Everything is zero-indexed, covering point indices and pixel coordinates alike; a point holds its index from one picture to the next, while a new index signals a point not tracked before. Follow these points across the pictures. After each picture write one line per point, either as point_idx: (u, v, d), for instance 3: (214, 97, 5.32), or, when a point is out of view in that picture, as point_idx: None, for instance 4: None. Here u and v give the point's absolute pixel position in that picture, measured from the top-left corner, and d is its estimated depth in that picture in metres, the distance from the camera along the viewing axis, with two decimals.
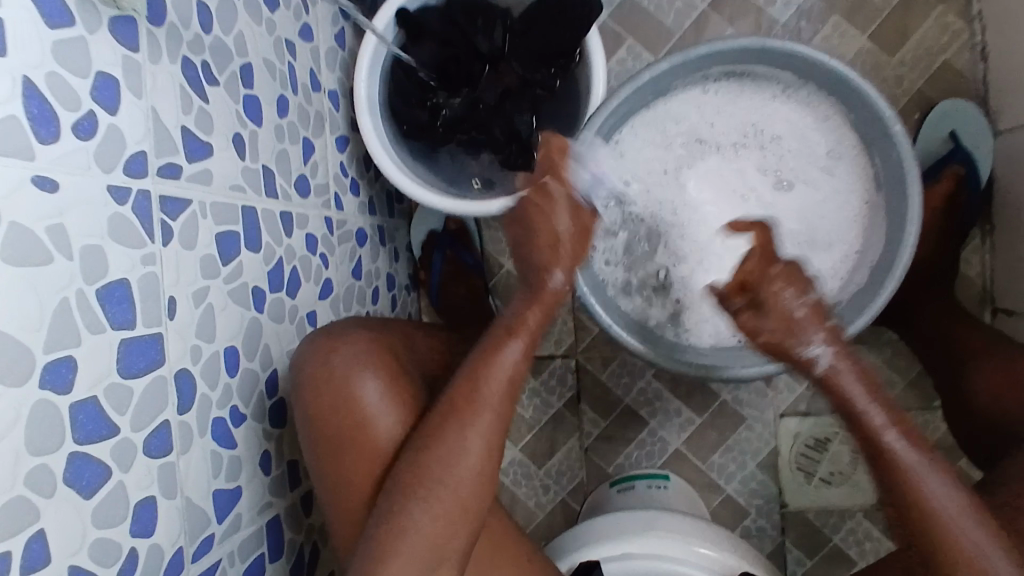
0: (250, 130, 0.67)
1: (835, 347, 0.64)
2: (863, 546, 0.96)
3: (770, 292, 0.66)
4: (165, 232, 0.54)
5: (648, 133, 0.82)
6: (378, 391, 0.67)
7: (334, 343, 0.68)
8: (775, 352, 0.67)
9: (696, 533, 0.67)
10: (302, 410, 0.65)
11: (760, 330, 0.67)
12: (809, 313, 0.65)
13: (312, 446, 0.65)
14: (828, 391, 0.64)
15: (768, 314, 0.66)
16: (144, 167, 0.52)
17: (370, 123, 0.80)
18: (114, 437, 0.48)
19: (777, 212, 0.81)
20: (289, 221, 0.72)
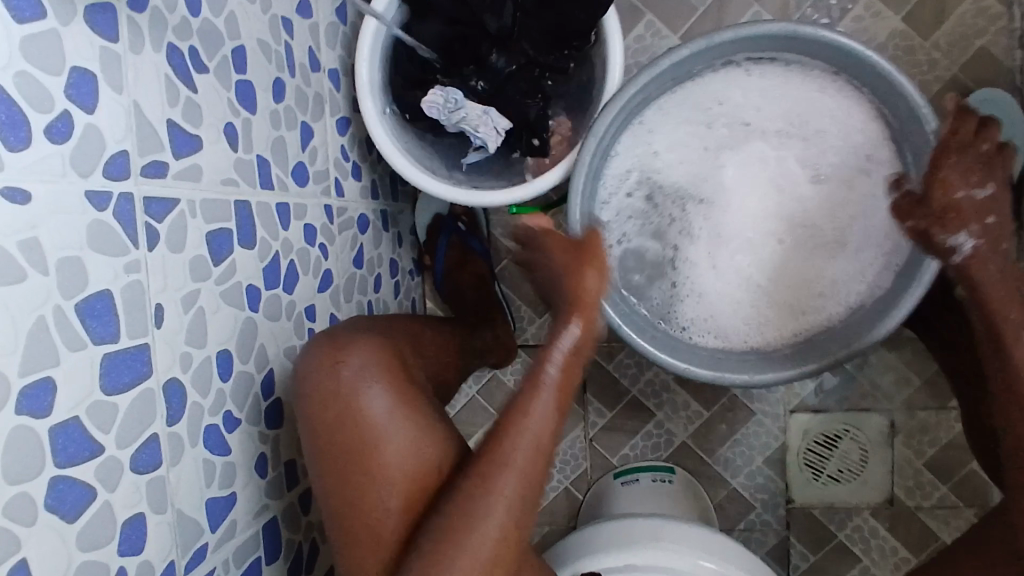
0: (243, 118, 0.63)
1: (981, 239, 0.64)
2: (870, 543, 0.95)
3: (944, 180, 0.64)
4: (150, 236, 0.51)
5: (681, 116, 0.77)
6: (386, 407, 0.64)
7: (339, 352, 0.66)
8: (917, 235, 0.66)
9: (705, 546, 0.66)
10: (306, 426, 0.64)
11: (909, 218, 0.66)
12: (981, 208, 0.64)
13: (315, 464, 0.63)
14: (967, 281, 0.65)
15: (928, 204, 0.64)
16: (126, 167, 0.49)
17: (373, 106, 0.76)
18: (98, 457, 0.46)
19: (810, 204, 0.75)
20: (286, 213, 0.69)
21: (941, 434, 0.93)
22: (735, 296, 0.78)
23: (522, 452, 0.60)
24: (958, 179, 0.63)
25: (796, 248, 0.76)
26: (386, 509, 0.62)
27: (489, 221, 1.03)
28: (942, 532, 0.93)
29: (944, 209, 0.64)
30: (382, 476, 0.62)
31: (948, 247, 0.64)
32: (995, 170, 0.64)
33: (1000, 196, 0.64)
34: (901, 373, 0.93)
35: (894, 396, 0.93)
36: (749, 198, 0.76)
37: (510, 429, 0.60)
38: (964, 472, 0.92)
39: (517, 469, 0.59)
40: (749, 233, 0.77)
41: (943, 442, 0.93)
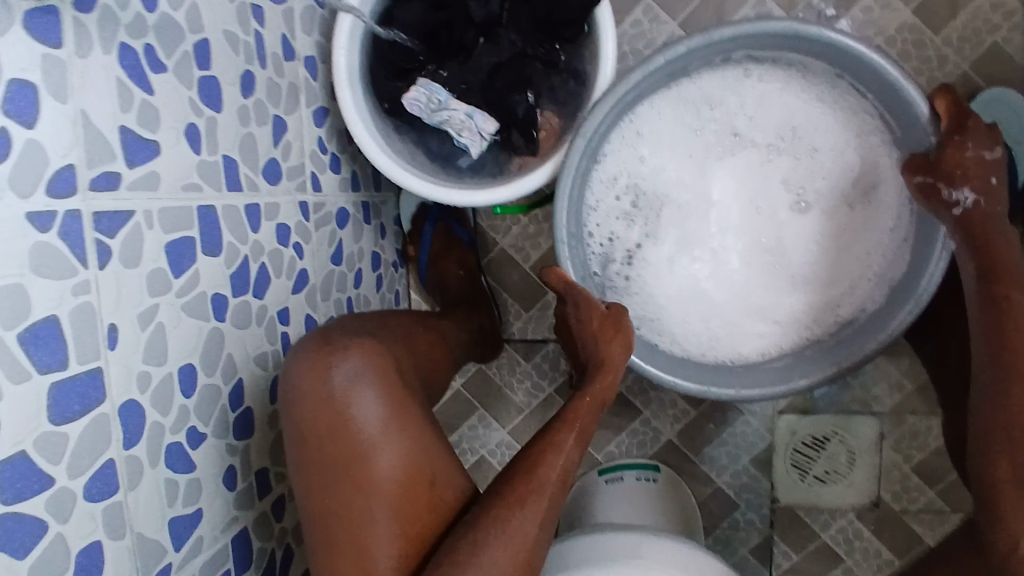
0: (207, 117, 0.59)
1: (982, 200, 0.63)
2: (853, 544, 0.95)
3: (957, 142, 0.63)
4: (101, 253, 0.48)
5: (674, 121, 0.74)
6: (382, 416, 0.63)
7: (329, 356, 0.64)
8: (920, 193, 0.66)
9: (678, 563, 0.66)
10: (294, 430, 0.63)
11: (919, 174, 0.65)
12: (988, 169, 0.63)
13: (305, 472, 0.62)
14: (963, 237, 0.63)
15: (940, 163, 0.64)
16: (73, 183, 0.46)
17: (349, 95, 0.72)
18: (48, 489, 0.44)
19: (785, 233, 0.75)
20: (256, 214, 0.66)
21: (930, 440, 0.91)
22: (711, 312, 0.77)
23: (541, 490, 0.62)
24: (966, 139, 0.63)
25: (770, 275, 0.76)
26: (380, 526, 0.61)
27: (476, 210, 1.01)
28: (926, 536, 0.93)
29: (956, 165, 0.63)
30: (377, 486, 0.62)
31: (952, 202, 0.63)
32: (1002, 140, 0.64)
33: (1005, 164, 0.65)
34: (893, 378, 0.91)
35: (884, 400, 0.92)
36: (731, 214, 0.75)
37: (539, 467, 0.63)
38: (952, 478, 0.91)
39: (542, 507, 0.62)
40: (719, 254, 0.76)
41: (933, 448, 0.91)
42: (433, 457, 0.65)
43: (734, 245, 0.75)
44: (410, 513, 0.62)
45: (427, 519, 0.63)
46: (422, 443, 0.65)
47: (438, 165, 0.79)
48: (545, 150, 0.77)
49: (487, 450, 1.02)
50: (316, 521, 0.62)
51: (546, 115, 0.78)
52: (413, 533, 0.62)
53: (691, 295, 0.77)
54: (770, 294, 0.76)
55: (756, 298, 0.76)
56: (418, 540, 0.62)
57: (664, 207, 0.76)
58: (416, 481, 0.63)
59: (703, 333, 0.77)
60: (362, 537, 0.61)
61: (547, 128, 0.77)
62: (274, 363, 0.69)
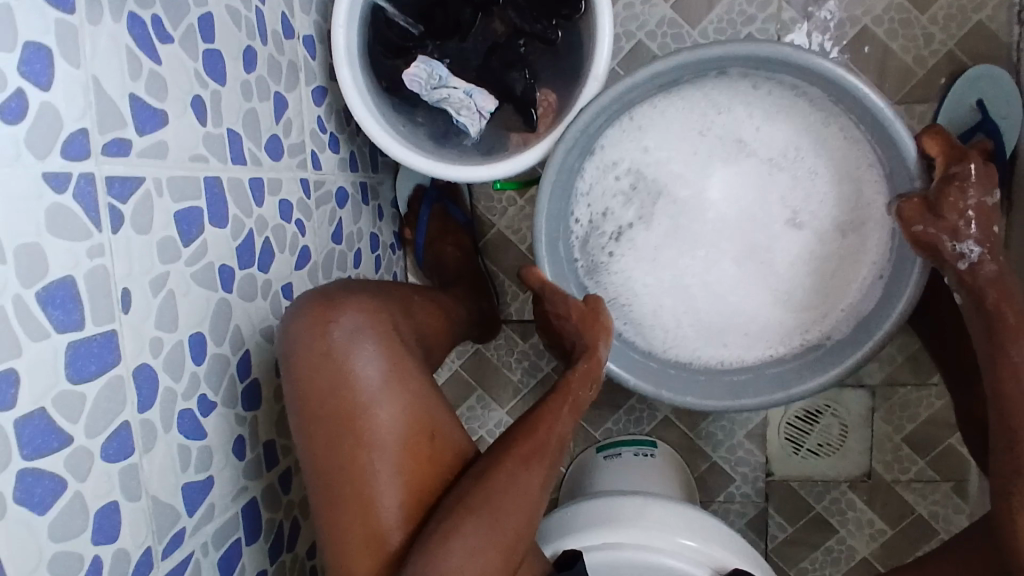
0: (211, 90, 0.60)
1: (985, 251, 0.63)
2: (846, 515, 0.97)
3: (959, 189, 0.63)
4: (114, 218, 0.49)
5: (681, 119, 0.76)
6: (383, 371, 0.65)
7: (329, 313, 0.65)
8: (918, 243, 0.65)
9: (684, 524, 0.67)
10: (294, 385, 0.63)
11: (918, 223, 0.64)
12: (987, 216, 0.63)
13: (305, 424, 0.63)
14: (969, 289, 0.64)
15: (943, 212, 0.63)
16: (86, 148, 0.47)
17: (349, 75, 0.72)
18: (67, 448, 0.45)
19: (778, 246, 0.77)
20: (259, 188, 0.67)
21: (921, 410, 0.94)
22: (684, 308, 0.80)
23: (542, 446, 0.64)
24: (964, 183, 0.63)
25: (763, 280, 0.78)
26: (382, 476, 0.63)
27: (472, 193, 1.02)
28: (917, 505, 0.95)
29: (958, 213, 0.63)
30: (380, 436, 0.63)
31: (957, 253, 0.64)
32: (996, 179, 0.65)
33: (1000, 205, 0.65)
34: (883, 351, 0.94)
35: (875, 373, 0.94)
36: (723, 220, 0.77)
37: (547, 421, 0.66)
38: (942, 447, 0.94)
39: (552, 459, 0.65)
40: (712, 257, 0.78)
41: (923, 419, 0.94)
42: (430, 412, 0.67)
43: (720, 256, 0.78)
44: (411, 465, 0.64)
45: (428, 471, 0.65)
46: (420, 398, 0.67)
47: (436, 143, 0.80)
48: (541, 129, 0.79)
49: (486, 431, 1.04)
50: (316, 475, 0.63)
51: (543, 93, 0.80)
52: (414, 484, 0.64)
53: (680, 288, 0.79)
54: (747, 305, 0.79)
55: (737, 303, 0.79)
56: (418, 492, 0.64)
57: (663, 198, 0.78)
58: (417, 434, 0.65)
59: (668, 330, 0.81)
60: (365, 489, 0.62)
61: (544, 106, 0.79)
62: None
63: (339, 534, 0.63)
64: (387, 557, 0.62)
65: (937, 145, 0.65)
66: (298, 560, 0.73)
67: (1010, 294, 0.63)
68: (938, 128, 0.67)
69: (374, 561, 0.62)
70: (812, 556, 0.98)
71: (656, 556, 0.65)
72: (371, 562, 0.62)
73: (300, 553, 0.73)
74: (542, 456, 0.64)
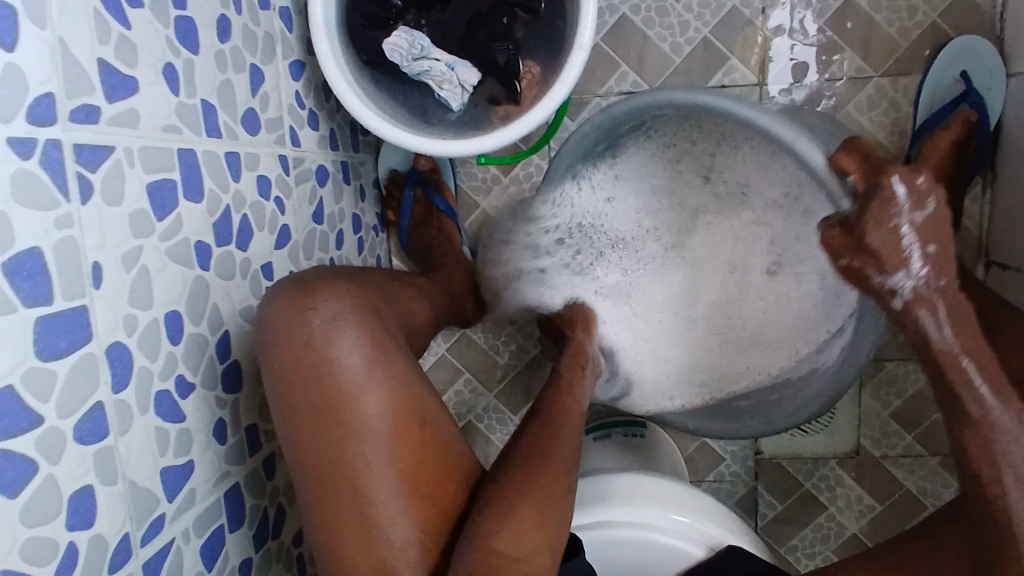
0: (184, 59, 0.58)
1: (920, 283, 0.61)
2: (835, 492, 0.98)
3: (877, 218, 0.61)
4: (84, 188, 0.46)
5: (657, 170, 0.89)
6: (370, 356, 0.63)
7: (304, 298, 0.62)
8: (854, 275, 0.65)
9: (677, 499, 0.67)
10: (278, 378, 0.61)
11: (844, 257, 0.65)
12: (920, 240, 0.60)
13: (296, 415, 0.61)
14: (906, 327, 0.62)
15: (868, 244, 0.62)
16: (53, 112, 0.44)
17: (327, 47, 0.70)
18: (38, 428, 0.42)
19: (750, 287, 0.89)
20: (236, 163, 0.64)
21: (908, 386, 0.94)
22: (663, 333, 0.93)
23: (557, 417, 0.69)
24: (879, 210, 0.61)
25: (749, 311, 0.90)
26: (376, 463, 0.61)
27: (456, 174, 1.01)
28: (905, 479, 0.96)
29: (879, 244, 0.61)
30: (375, 422, 0.62)
31: (888, 289, 0.62)
32: (935, 190, 0.60)
33: (945, 218, 0.61)
34: None
35: None
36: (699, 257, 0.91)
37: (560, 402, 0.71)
38: (928, 422, 0.94)
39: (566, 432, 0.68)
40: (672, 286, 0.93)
41: (909, 394, 0.94)
42: (419, 394, 0.66)
43: (668, 288, 0.93)
44: (404, 451, 0.63)
45: (423, 454, 0.64)
46: (406, 382, 0.65)
47: (422, 121, 0.78)
48: (526, 100, 0.78)
49: (474, 415, 1.03)
50: (307, 467, 0.61)
51: (527, 65, 0.79)
52: (409, 469, 0.63)
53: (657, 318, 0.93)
54: (697, 333, 0.92)
55: (717, 337, 0.91)
56: (416, 475, 0.63)
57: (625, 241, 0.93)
58: (407, 418, 0.64)
59: (628, 359, 0.93)
60: (359, 478, 0.61)
61: (529, 77, 0.78)
62: None
63: (349, 527, 0.62)
64: (391, 544, 0.62)
65: (853, 163, 0.63)
66: (283, 548, 0.71)
67: (960, 327, 0.60)
68: (857, 142, 0.64)
69: (376, 550, 0.62)
70: (801, 533, 0.99)
71: (651, 533, 0.64)
72: (374, 551, 0.62)
73: (286, 542, 0.71)
74: (556, 431, 0.68)
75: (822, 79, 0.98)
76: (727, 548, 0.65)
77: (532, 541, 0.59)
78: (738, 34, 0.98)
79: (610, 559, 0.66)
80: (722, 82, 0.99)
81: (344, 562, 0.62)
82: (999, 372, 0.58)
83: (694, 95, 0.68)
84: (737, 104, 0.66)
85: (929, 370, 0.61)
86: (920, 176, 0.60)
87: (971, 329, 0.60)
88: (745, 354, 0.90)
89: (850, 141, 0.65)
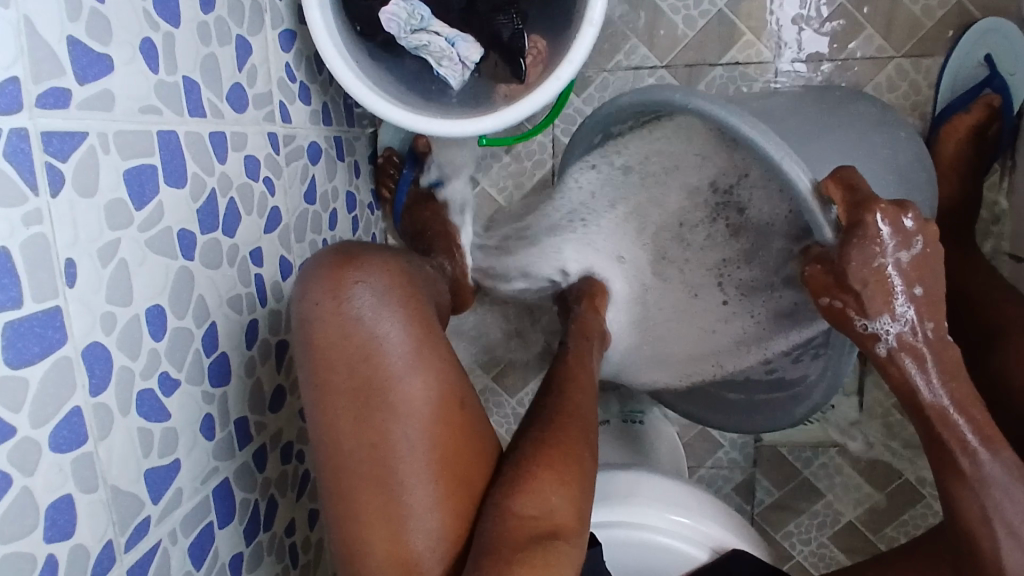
0: (164, 33, 0.53)
1: (907, 330, 0.60)
2: (832, 479, 1.05)
3: (862, 259, 0.58)
4: (54, 179, 0.43)
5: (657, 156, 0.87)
6: (411, 339, 0.61)
7: (348, 272, 0.60)
8: (833, 315, 0.63)
9: (674, 500, 0.70)
10: (319, 359, 0.59)
11: (824, 296, 0.63)
12: (905, 284, 0.59)
13: (334, 398, 0.58)
14: (881, 370, 0.62)
15: (849, 285, 0.60)
16: (17, 98, 0.40)
17: (319, 17, 0.65)
18: (10, 439, 0.40)
19: (710, 281, 0.86)
20: (222, 144, 0.60)
21: None
22: (640, 314, 0.91)
23: (575, 384, 0.73)
24: (862, 251, 0.58)
25: (705, 306, 0.86)
26: (414, 448, 0.59)
27: None
28: (904, 470, 1.02)
29: (860, 286, 0.59)
30: (415, 408, 0.60)
31: (871, 334, 0.61)
32: (923, 230, 0.58)
33: (929, 257, 0.59)
34: None
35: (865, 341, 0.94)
36: (670, 243, 0.88)
37: (577, 382, 0.73)
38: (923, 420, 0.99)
39: (590, 413, 0.70)
40: (649, 268, 0.90)
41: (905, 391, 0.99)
42: (458, 376, 0.64)
43: (644, 264, 0.90)
44: (442, 435, 0.61)
45: (460, 438, 0.62)
46: (447, 365, 0.63)
47: (425, 99, 0.74)
48: (530, 78, 0.75)
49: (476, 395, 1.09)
50: (339, 452, 0.59)
51: (533, 40, 0.77)
52: (444, 454, 0.61)
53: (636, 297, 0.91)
54: (659, 316, 0.90)
55: (685, 329, 0.88)
56: (452, 461, 0.61)
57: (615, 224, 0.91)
58: (447, 401, 0.62)
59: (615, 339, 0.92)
60: (395, 464, 0.59)
61: (535, 53, 0.76)
62: (249, 307, 0.64)
63: (377, 518, 0.59)
64: (422, 534, 0.59)
65: (841, 193, 0.58)
66: (275, 539, 0.70)
67: (953, 369, 0.60)
68: (843, 171, 0.58)
69: (407, 542, 0.59)
70: (798, 520, 1.07)
71: (649, 533, 0.68)
72: (403, 543, 0.59)
73: (278, 532, 0.70)
74: (584, 416, 0.69)
75: (839, 59, 0.93)
76: (731, 549, 0.69)
77: (565, 507, 0.61)
78: (753, 8, 0.93)
79: (615, 556, 0.69)
80: (735, 59, 0.95)
81: (371, 555, 0.59)
82: (986, 420, 0.59)
83: (686, 97, 0.62)
84: (726, 110, 0.59)
85: (920, 422, 0.61)
86: (908, 217, 0.58)
87: (953, 374, 0.60)
88: (708, 353, 0.87)
89: (837, 168, 0.60)
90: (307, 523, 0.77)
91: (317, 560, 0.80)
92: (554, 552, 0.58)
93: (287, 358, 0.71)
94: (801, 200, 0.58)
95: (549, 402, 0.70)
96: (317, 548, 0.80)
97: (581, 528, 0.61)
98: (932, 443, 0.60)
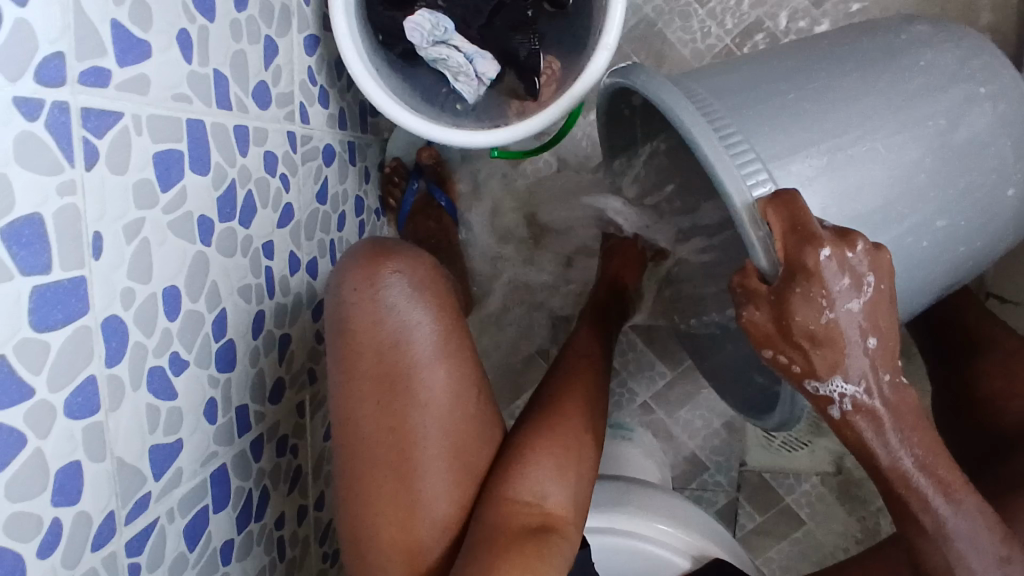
0: (199, 26, 0.56)
1: (859, 391, 0.58)
2: (813, 507, 1.07)
3: (797, 307, 0.56)
4: (89, 153, 0.44)
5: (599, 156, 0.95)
6: (436, 334, 0.62)
7: (384, 264, 0.61)
8: (777, 366, 0.61)
9: (674, 517, 0.71)
10: (346, 346, 0.60)
11: (769, 349, 0.60)
12: (859, 336, 0.57)
13: (358, 384, 0.60)
14: (838, 431, 0.61)
15: (788, 335, 0.58)
16: (62, 73, 0.42)
17: (346, 26, 0.68)
18: (27, 402, 0.41)
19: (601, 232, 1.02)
20: (244, 137, 0.62)
21: None
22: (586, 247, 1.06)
23: (579, 368, 0.77)
24: (807, 299, 0.56)
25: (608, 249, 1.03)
26: (430, 438, 0.61)
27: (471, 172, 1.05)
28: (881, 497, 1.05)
29: (807, 342, 0.57)
30: (435, 402, 0.61)
31: (824, 395, 0.59)
32: (870, 268, 0.57)
33: (880, 297, 0.58)
34: None
35: None
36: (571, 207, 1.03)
37: (584, 372, 0.77)
38: None
39: (594, 410, 0.72)
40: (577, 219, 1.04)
41: None
42: (475, 370, 0.65)
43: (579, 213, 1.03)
44: (457, 427, 0.62)
45: (472, 430, 0.64)
46: (468, 362, 0.64)
47: (439, 110, 0.78)
48: (544, 96, 0.79)
49: None
50: (357, 437, 0.60)
51: (548, 60, 0.80)
52: (456, 446, 0.62)
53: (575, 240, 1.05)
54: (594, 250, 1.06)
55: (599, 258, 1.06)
56: (462, 452, 0.63)
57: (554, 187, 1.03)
58: (465, 396, 0.63)
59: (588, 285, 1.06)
60: (411, 454, 0.60)
61: (548, 73, 0.79)
62: (258, 297, 0.66)
63: (386, 503, 0.61)
64: (430, 523, 0.61)
65: (778, 220, 0.55)
66: (265, 530, 0.70)
67: (908, 420, 0.60)
68: (785, 193, 0.55)
69: (415, 530, 0.61)
70: (778, 546, 1.09)
71: (654, 546, 0.69)
72: (410, 530, 0.61)
73: (267, 523, 0.70)
74: (591, 415, 0.71)
75: None
76: (713, 558, 0.69)
77: (559, 497, 0.64)
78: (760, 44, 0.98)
79: (618, 560, 0.71)
80: None
81: (377, 539, 0.61)
82: (951, 472, 0.60)
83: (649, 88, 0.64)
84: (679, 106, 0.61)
85: (882, 486, 0.61)
86: (856, 249, 0.56)
87: (913, 430, 0.60)
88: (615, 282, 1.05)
89: (779, 188, 0.57)
90: (295, 517, 0.77)
91: (303, 558, 0.80)
92: (547, 542, 0.60)
93: (288, 351, 0.73)
94: (736, 220, 0.57)
95: (547, 396, 0.72)
96: (302, 547, 0.79)
97: (574, 521, 0.64)
98: (887, 493, 0.61)
